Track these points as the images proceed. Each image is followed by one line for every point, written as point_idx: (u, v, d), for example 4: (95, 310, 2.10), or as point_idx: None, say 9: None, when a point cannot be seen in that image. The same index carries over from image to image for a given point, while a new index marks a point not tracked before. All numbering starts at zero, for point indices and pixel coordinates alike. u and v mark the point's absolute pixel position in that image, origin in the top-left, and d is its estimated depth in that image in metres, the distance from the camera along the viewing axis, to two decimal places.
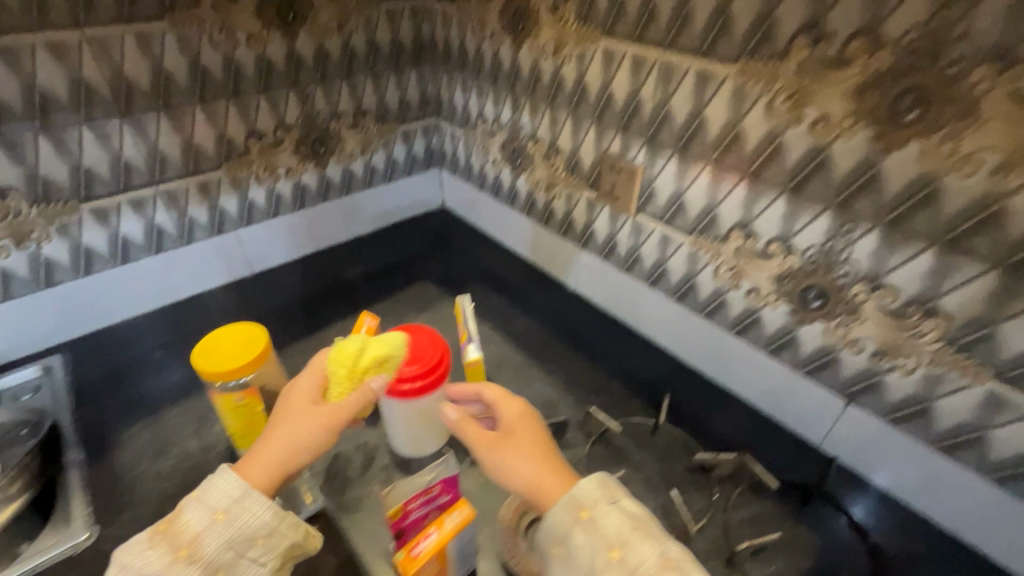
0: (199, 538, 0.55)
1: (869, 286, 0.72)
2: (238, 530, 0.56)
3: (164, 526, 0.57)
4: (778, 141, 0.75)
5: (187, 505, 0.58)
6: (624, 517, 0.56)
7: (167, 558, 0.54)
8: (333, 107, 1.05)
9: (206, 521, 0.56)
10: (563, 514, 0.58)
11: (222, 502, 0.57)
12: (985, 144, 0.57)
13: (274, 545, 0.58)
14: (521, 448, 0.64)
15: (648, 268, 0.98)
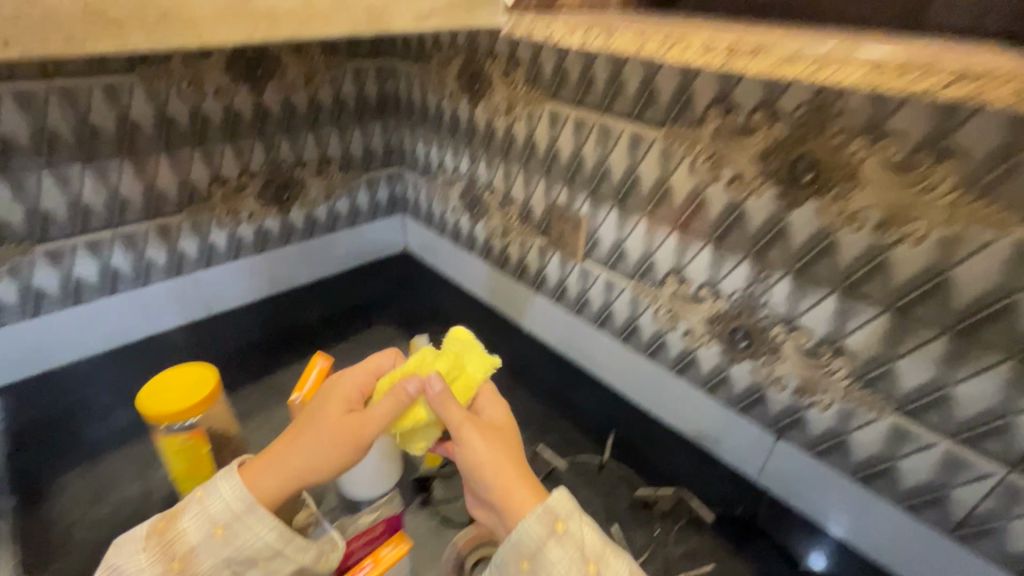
0: (194, 549, 0.58)
1: (786, 327, 0.74)
2: (234, 550, 0.58)
3: (166, 527, 0.60)
4: (700, 197, 0.76)
5: (191, 511, 0.60)
6: (594, 532, 0.58)
7: (164, 562, 0.58)
8: (297, 155, 1.17)
9: (205, 533, 0.58)
10: (540, 526, 0.56)
11: (222, 518, 0.58)
12: (868, 203, 0.61)
13: (271, 565, 0.60)
14: (505, 453, 0.63)
15: (596, 310, 1.01)
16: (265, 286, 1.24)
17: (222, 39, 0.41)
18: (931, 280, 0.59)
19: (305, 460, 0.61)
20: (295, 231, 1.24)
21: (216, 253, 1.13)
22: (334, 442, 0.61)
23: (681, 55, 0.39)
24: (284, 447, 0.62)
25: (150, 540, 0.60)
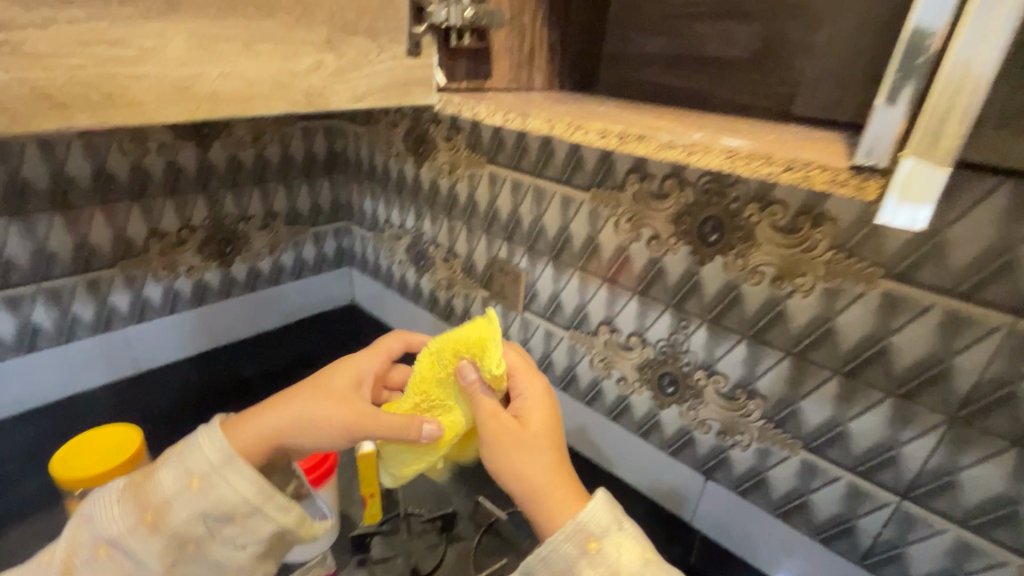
0: (167, 503, 0.55)
1: (706, 372, 0.80)
2: (209, 503, 0.55)
3: (138, 484, 0.57)
4: (624, 253, 0.83)
5: (168, 464, 0.57)
6: (632, 547, 0.52)
7: (132, 519, 0.54)
8: (242, 210, 1.18)
9: (180, 485, 0.55)
10: (571, 545, 0.52)
11: (199, 472, 0.56)
12: (764, 260, 0.69)
13: (248, 523, 0.56)
14: (533, 452, 0.58)
15: (537, 359, 1.05)
16: (201, 340, 1.21)
17: (163, 118, 0.43)
18: (821, 327, 0.66)
19: (300, 421, 0.61)
20: (237, 283, 1.23)
21: (149, 307, 1.10)
22: (329, 413, 0.61)
23: (585, 139, 0.45)
24: (279, 409, 0.61)
25: (120, 495, 0.56)
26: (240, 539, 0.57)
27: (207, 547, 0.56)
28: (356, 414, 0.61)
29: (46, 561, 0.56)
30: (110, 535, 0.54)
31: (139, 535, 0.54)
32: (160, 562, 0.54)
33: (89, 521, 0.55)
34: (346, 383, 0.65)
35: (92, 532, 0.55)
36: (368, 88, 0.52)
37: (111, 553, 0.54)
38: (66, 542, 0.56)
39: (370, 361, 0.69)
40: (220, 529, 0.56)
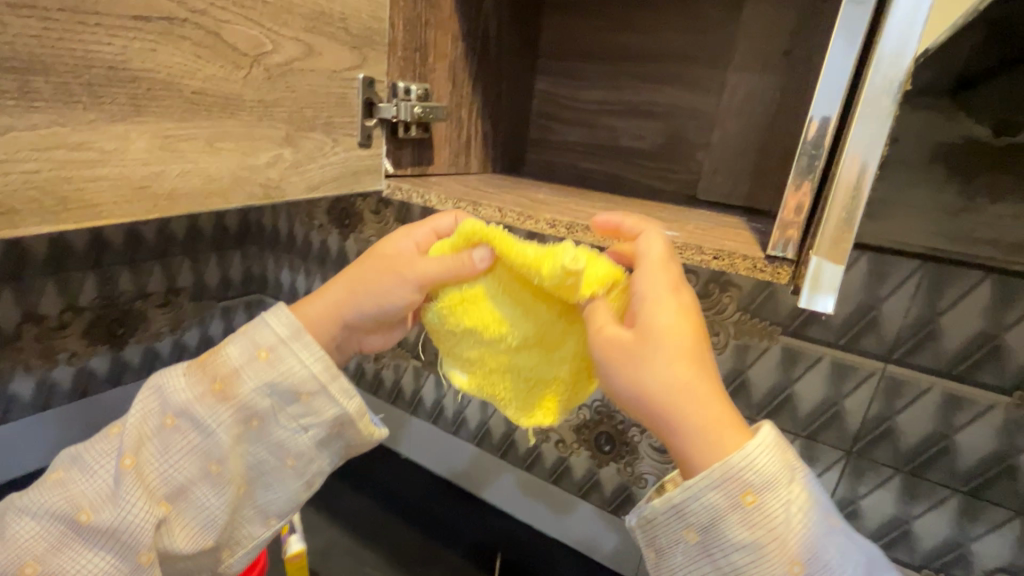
0: (236, 374, 0.48)
1: (640, 428, 0.85)
2: (278, 376, 0.49)
3: (207, 357, 0.50)
4: None
5: (241, 333, 0.51)
6: (801, 500, 0.39)
7: (201, 387, 0.48)
8: (140, 287, 1.07)
9: (246, 356, 0.49)
10: (720, 497, 0.38)
11: (271, 343, 0.49)
12: None
13: (313, 403, 0.50)
14: (667, 364, 0.40)
15: (473, 428, 1.05)
16: (77, 437, 1.03)
17: (115, 217, 0.36)
18: (736, 380, 0.75)
19: (345, 297, 0.52)
20: (130, 368, 1.09)
21: (16, 403, 0.94)
22: (376, 279, 0.51)
23: (533, 227, 0.50)
24: (324, 291, 0.53)
25: (188, 371, 0.50)
26: (306, 423, 0.50)
27: (271, 426, 0.50)
28: (405, 273, 0.50)
29: (102, 440, 0.49)
30: (180, 403, 0.48)
31: (208, 404, 0.48)
32: (227, 436, 0.48)
33: (156, 393, 0.49)
34: (393, 249, 0.51)
35: (159, 402, 0.48)
36: (330, 178, 0.49)
37: (177, 426, 0.48)
38: (127, 418, 0.48)
39: (412, 232, 0.52)
40: (286, 407, 0.49)
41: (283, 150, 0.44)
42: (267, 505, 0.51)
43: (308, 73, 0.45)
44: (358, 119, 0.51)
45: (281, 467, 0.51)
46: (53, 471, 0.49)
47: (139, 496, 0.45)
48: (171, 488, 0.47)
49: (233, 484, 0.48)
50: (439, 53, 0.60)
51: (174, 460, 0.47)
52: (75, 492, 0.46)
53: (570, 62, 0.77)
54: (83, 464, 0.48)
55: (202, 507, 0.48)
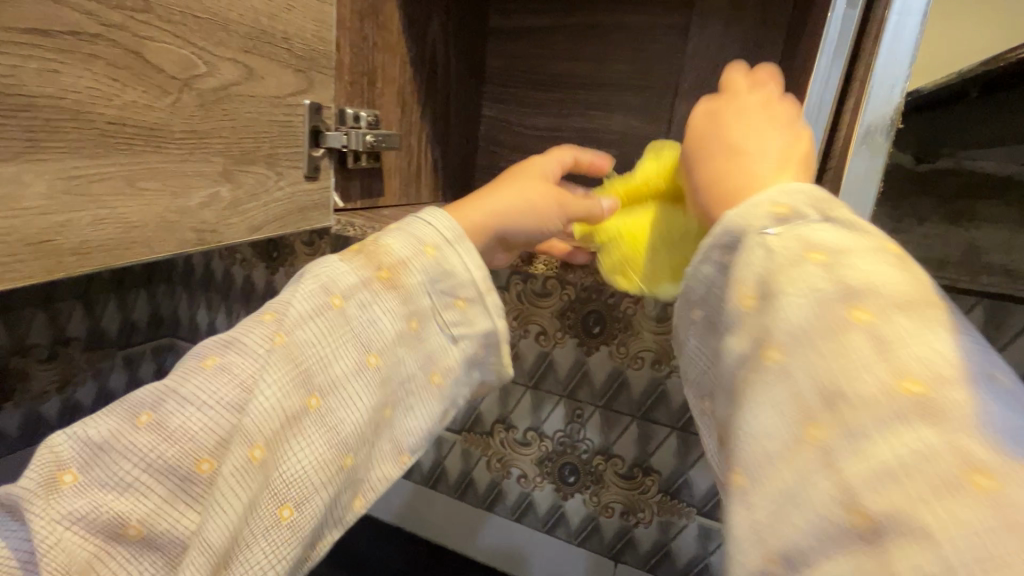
0: (407, 261, 0.42)
1: (604, 457, 0.83)
2: (441, 276, 0.43)
3: (373, 240, 0.43)
4: (514, 350, 0.85)
5: (411, 220, 0.45)
6: (800, 246, 0.29)
7: (368, 269, 0.41)
8: (18, 341, 0.91)
9: (413, 250, 0.43)
10: (714, 265, 0.33)
11: (442, 237, 0.43)
12: (644, 346, 0.77)
13: (471, 310, 0.44)
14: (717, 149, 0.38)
15: (426, 470, 0.98)
16: None
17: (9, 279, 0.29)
18: None
19: (486, 214, 0.46)
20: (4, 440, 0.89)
21: None
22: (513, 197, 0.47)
23: None
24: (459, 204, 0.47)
25: (347, 255, 0.42)
26: (459, 333, 0.44)
27: (424, 336, 0.43)
28: (542, 200, 0.47)
29: (252, 322, 0.39)
30: (348, 284, 0.40)
31: (378, 288, 0.41)
32: (391, 330, 0.41)
33: (321, 272, 0.40)
34: (531, 174, 0.48)
35: (324, 279, 0.40)
36: (274, 216, 0.43)
37: (343, 309, 0.40)
38: (288, 297, 0.40)
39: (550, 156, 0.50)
40: (446, 311, 0.43)
41: (220, 187, 0.38)
42: (404, 428, 0.42)
43: (248, 100, 0.39)
44: (304, 149, 0.45)
45: (427, 382, 0.43)
46: (196, 356, 0.38)
47: (297, 385, 0.37)
48: (322, 383, 0.38)
49: (384, 391, 0.40)
50: (388, 78, 0.56)
51: (330, 349, 0.39)
52: (236, 377, 0.36)
53: (518, 89, 0.75)
54: (235, 346, 0.38)
55: (349, 411, 0.38)
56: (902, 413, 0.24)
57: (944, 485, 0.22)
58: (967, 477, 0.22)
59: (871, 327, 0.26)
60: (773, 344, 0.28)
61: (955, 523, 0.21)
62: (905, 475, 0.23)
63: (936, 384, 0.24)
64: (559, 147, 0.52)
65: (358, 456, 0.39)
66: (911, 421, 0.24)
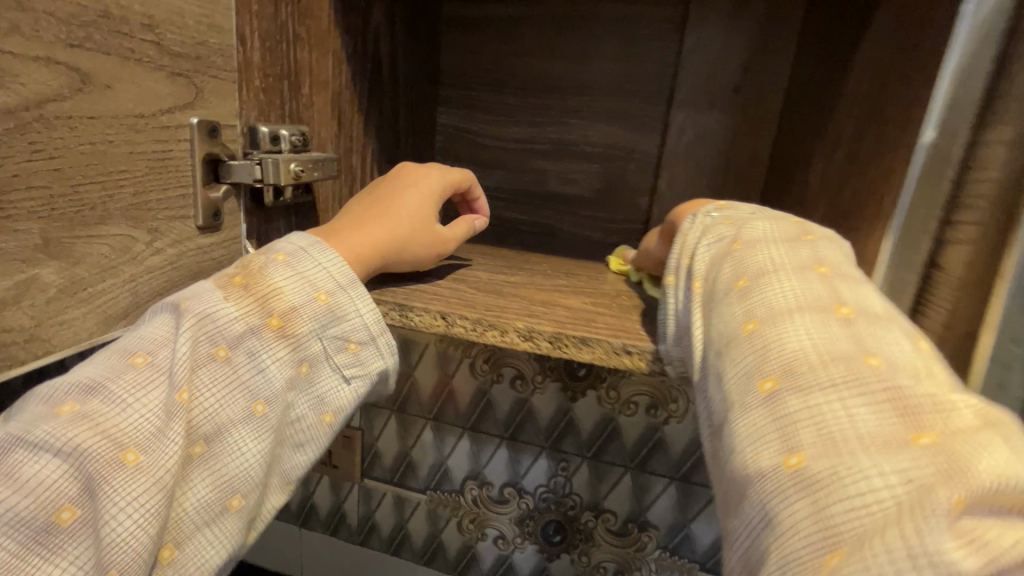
0: (300, 307, 0.30)
1: (594, 512, 0.73)
2: (339, 321, 0.32)
3: (257, 274, 0.30)
4: (486, 397, 0.73)
5: (302, 255, 0.32)
6: (722, 228, 0.32)
7: (254, 313, 0.29)
8: None
9: (300, 300, 0.30)
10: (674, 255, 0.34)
11: (335, 280, 0.32)
12: (636, 390, 0.67)
13: (368, 353, 0.33)
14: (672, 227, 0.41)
15: (387, 535, 0.84)
16: None
17: None
18: (699, 450, 0.67)
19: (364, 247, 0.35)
20: None
21: None
22: (419, 233, 0.38)
23: (500, 340, 0.33)
24: (355, 227, 0.36)
25: (229, 293, 0.29)
26: (358, 376, 0.32)
27: (315, 383, 0.31)
28: (445, 238, 0.40)
29: (113, 365, 0.26)
30: (231, 326, 0.28)
31: (267, 337, 0.29)
32: (283, 374, 0.29)
33: (196, 313, 0.28)
34: (431, 200, 0.40)
35: (204, 322, 0.28)
36: (149, 294, 0.28)
37: (231, 360, 0.28)
38: (163, 334, 0.27)
39: (446, 185, 0.41)
40: (336, 354, 0.31)
41: (39, 267, 0.23)
42: (295, 471, 0.31)
43: (83, 123, 0.24)
44: (195, 188, 0.30)
45: (318, 427, 0.31)
46: (42, 400, 0.24)
47: (178, 432, 0.25)
48: (206, 427, 0.27)
49: (277, 435, 0.29)
50: (317, 82, 0.42)
51: (214, 396, 0.27)
52: (102, 427, 0.24)
53: (481, 92, 0.62)
54: (102, 390, 0.25)
55: (236, 459, 0.27)
56: (723, 298, 0.27)
57: (729, 340, 0.25)
58: (743, 325, 0.25)
59: (731, 254, 0.29)
60: (693, 278, 0.30)
61: (729, 364, 0.24)
62: (713, 338, 0.26)
63: (755, 275, 0.27)
64: (455, 170, 0.43)
65: (249, 503, 0.28)
66: (726, 302, 0.27)
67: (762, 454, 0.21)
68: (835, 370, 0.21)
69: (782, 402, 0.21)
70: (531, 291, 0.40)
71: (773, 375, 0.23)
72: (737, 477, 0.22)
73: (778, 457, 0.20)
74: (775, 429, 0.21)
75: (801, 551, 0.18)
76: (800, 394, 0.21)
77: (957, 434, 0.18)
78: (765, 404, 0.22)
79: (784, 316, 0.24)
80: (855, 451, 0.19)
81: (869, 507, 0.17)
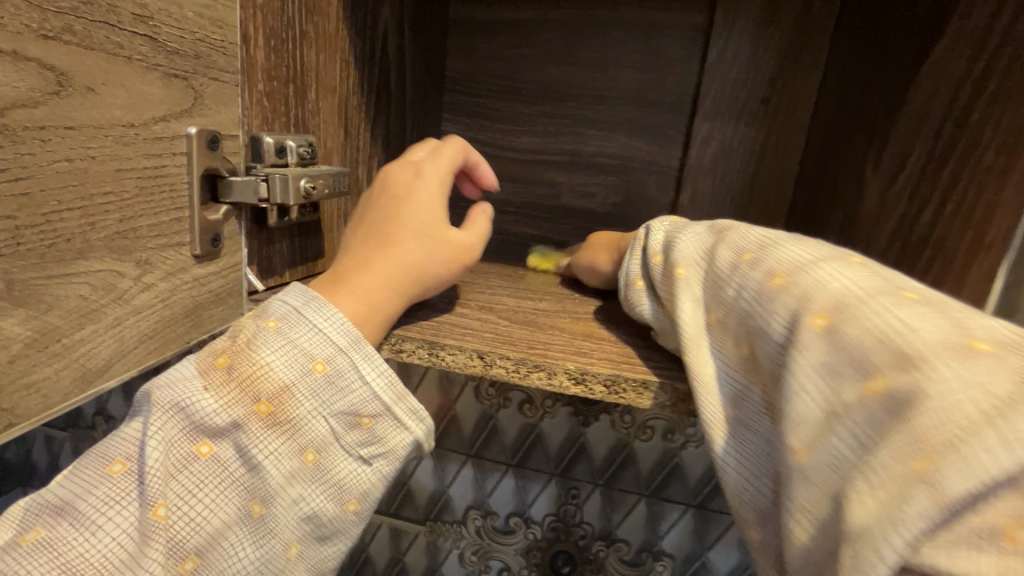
0: (292, 384, 0.26)
1: (606, 542, 0.69)
2: (345, 395, 0.27)
3: (244, 350, 0.26)
4: (491, 422, 0.68)
5: (295, 319, 0.27)
6: (689, 233, 0.31)
7: (237, 403, 0.25)
8: None
9: (293, 376, 0.26)
10: (637, 263, 0.34)
11: (334, 344, 0.27)
12: (651, 415, 0.64)
13: (385, 427, 0.28)
14: None
15: (381, 569, 0.78)
16: None
17: None
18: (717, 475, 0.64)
19: (376, 291, 0.30)
20: None
21: None
22: (431, 249, 0.32)
23: (547, 383, 0.29)
24: (368, 266, 0.31)
25: (212, 380, 0.25)
26: (379, 455, 0.28)
27: (327, 470, 0.27)
28: (469, 236, 0.34)
29: (88, 477, 0.23)
30: (212, 418, 0.24)
31: (253, 429, 0.25)
32: (281, 469, 0.25)
33: (171, 407, 0.24)
34: (430, 201, 0.33)
35: (181, 416, 0.24)
36: (138, 338, 0.24)
37: (214, 459, 0.24)
38: (139, 435, 0.24)
39: (437, 170, 0.35)
40: (346, 433, 0.27)
41: (1, 319, 0.18)
42: (325, 562, 0.28)
43: (59, 135, 0.19)
44: (192, 210, 0.26)
45: (342, 518, 0.27)
46: (9, 525, 0.22)
47: (153, 558, 0.22)
48: (192, 543, 0.23)
49: (282, 536, 0.26)
50: (324, 85, 0.37)
51: (199, 504, 0.23)
52: (63, 560, 0.21)
53: (490, 100, 0.59)
54: (71, 512, 0.22)
55: (232, 567, 0.24)
56: (735, 272, 0.27)
57: (760, 296, 0.24)
58: (772, 280, 0.24)
59: (726, 236, 0.29)
60: (677, 267, 0.30)
61: (771, 312, 0.24)
62: (740, 293, 0.26)
63: (760, 248, 0.27)
64: (445, 151, 0.36)
65: None
66: (740, 270, 0.26)
67: (841, 391, 0.20)
68: (884, 299, 0.21)
69: (841, 336, 0.21)
70: (567, 320, 0.36)
71: (824, 312, 0.22)
72: (806, 413, 0.21)
73: (856, 388, 0.19)
74: (843, 360, 0.20)
75: (897, 461, 0.17)
76: (857, 325, 0.20)
77: (1011, 340, 0.18)
78: (824, 342, 0.21)
79: (813, 266, 0.24)
80: (936, 358, 0.18)
81: (957, 411, 0.17)
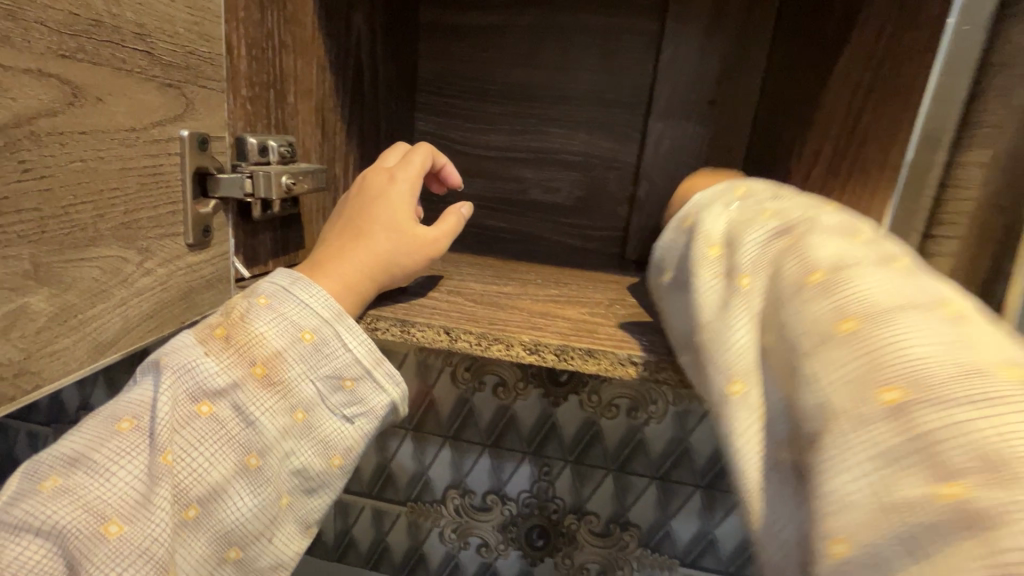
0: (283, 350, 0.29)
1: (576, 515, 0.73)
2: (330, 361, 0.31)
3: (239, 322, 0.30)
4: (467, 405, 0.72)
5: (283, 295, 0.31)
6: (743, 220, 0.29)
7: (235, 366, 0.28)
8: None
9: (284, 343, 0.30)
10: (675, 242, 0.32)
11: (320, 316, 0.31)
12: (615, 394, 0.68)
13: (365, 388, 0.32)
14: None
15: (365, 550, 0.81)
16: None
17: None
18: (678, 448, 0.69)
19: (352, 276, 0.33)
20: None
21: None
22: (400, 241, 0.36)
23: (506, 354, 0.33)
24: (343, 255, 0.34)
25: (212, 347, 0.29)
26: (360, 414, 0.32)
27: (316, 427, 0.30)
28: (433, 233, 0.37)
29: (101, 432, 0.27)
30: (213, 381, 0.28)
31: (250, 389, 0.28)
32: (275, 424, 0.29)
33: (177, 369, 0.28)
34: (401, 201, 0.37)
35: (186, 377, 0.28)
36: (140, 316, 0.27)
37: (214, 417, 0.28)
38: (148, 397, 0.27)
39: (409, 174, 0.38)
40: (331, 394, 0.31)
41: (29, 296, 0.21)
42: (313, 512, 0.32)
43: (74, 138, 0.22)
44: (185, 204, 0.29)
45: (328, 471, 0.31)
46: (31, 476, 0.26)
47: (162, 500, 0.26)
48: (196, 490, 0.27)
49: (275, 486, 0.29)
50: (302, 89, 0.40)
51: (201, 456, 0.27)
52: (83, 500, 0.25)
53: (460, 101, 0.62)
54: (87, 462, 0.26)
55: (231, 513, 0.28)
56: (797, 295, 0.24)
57: (822, 339, 0.22)
58: (841, 324, 0.22)
59: (794, 247, 0.25)
60: (736, 274, 0.27)
61: (833, 369, 0.21)
62: (798, 326, 0.23)
63: (833, 266, 0.23)
64: (417, 155, 0.39)
65: (249, 552, 0.29)
66: (806, 298, 0.23)
67: (903, 482, 0.18)
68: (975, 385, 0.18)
69: (915, 418, 0.18)
70: (525, 302, 0.40)
71: (902, 388, 0.19)
72: (851, 498, 0.19)
73: (924, 487, 0.17)
74: (915, 455, 0.18)
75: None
76: (935, 410, 0.18)
77: None
78: (890, 421, 0.19)
79: (893, 316, 0.21)
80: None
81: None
